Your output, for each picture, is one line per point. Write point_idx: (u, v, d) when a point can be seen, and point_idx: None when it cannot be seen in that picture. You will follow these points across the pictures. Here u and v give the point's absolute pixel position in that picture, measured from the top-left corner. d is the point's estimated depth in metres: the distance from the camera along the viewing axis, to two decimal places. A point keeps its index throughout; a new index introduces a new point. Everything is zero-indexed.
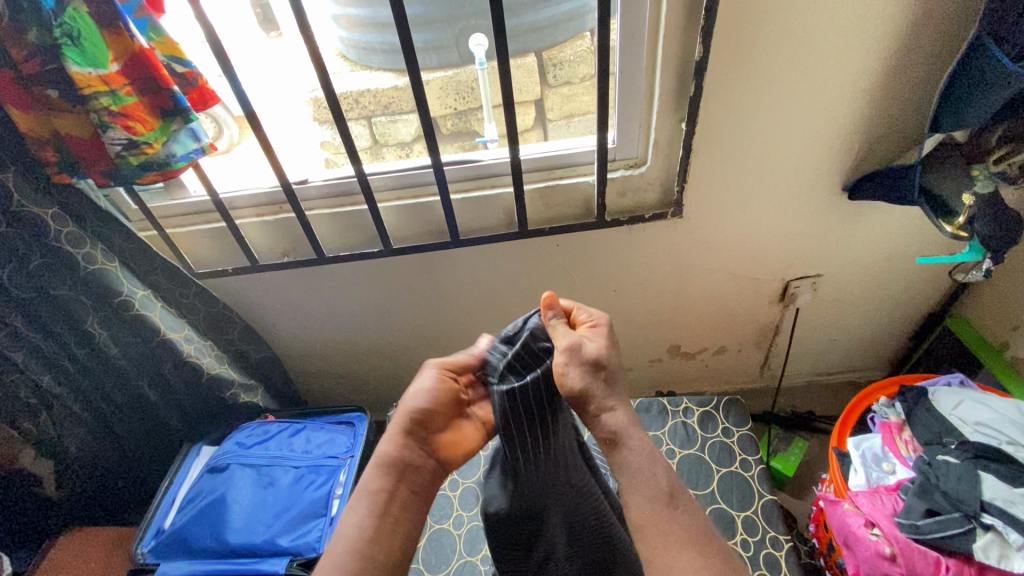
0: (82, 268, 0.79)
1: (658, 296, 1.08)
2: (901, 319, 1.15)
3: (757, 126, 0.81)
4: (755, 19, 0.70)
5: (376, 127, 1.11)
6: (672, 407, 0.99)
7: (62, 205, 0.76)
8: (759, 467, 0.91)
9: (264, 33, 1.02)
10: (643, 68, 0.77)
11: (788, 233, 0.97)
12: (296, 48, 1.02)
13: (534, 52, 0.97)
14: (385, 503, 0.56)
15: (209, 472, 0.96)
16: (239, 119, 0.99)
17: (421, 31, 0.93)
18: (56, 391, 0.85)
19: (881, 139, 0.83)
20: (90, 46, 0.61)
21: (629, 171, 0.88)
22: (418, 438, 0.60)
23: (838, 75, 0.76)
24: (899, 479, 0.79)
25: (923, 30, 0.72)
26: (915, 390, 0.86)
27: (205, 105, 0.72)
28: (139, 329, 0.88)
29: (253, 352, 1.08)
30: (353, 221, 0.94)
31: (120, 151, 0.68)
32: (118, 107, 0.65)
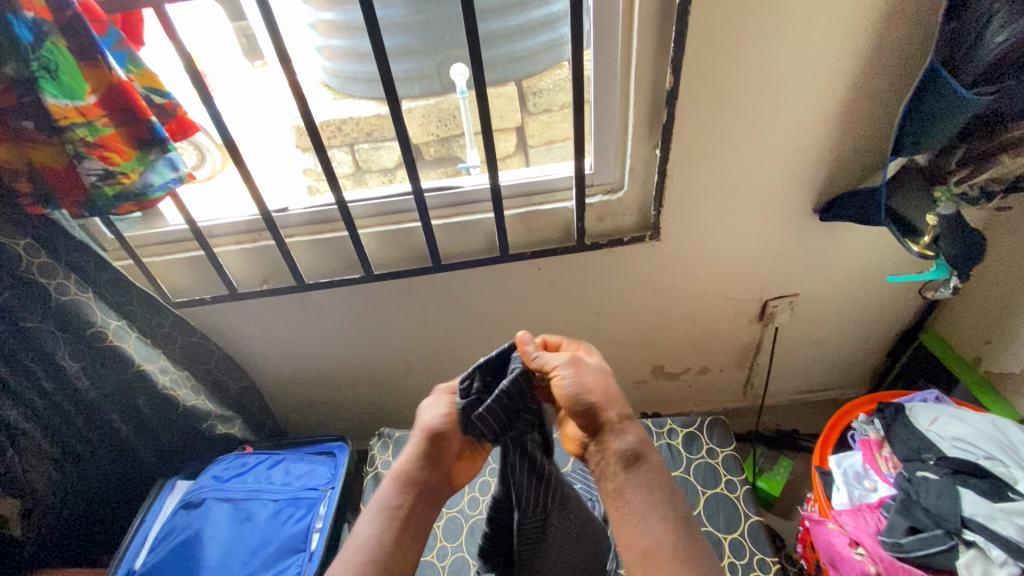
0: (53, 299, 0.77)
1: (640, 318, 1.09)
2: (878, 336, 1.17)
3: (729, 150, 0.83)
4: (722, 50, 0.73)
5: (358, 154, 1.13)
6: (656, 428, 0.99)
7: (37, 237, 0.75)
8: (745, 488, 0.91)
9: (248, 61, 1.05)
10: (618, 97, 0.79)
11: (763, 254, 0.99)
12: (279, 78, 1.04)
13: (514, 81, 0.99)
14: (400, 528, 0.58)
15: (183, 508, 0.93)
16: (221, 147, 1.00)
17: (403, 60, 0.94)
18: (24, 427, 0.81)
19: (849, 162, 0.86)
20: (66, 79, 0.61)
21: (607, 196, 0.90)
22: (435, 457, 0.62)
23: (803, 103, 0.79)
24: (881, 496, 0.78)
25: (880, 58, 0.75)
26: (892, 406, 0.87)
27: (184, 135, 0.72)
28: (113, 360, 0.86)
29: (231, 383, 1.06)
30: (334, 248, 0.94)
31: (96, 181, 0.68)
32: (95, 137, 0.65)
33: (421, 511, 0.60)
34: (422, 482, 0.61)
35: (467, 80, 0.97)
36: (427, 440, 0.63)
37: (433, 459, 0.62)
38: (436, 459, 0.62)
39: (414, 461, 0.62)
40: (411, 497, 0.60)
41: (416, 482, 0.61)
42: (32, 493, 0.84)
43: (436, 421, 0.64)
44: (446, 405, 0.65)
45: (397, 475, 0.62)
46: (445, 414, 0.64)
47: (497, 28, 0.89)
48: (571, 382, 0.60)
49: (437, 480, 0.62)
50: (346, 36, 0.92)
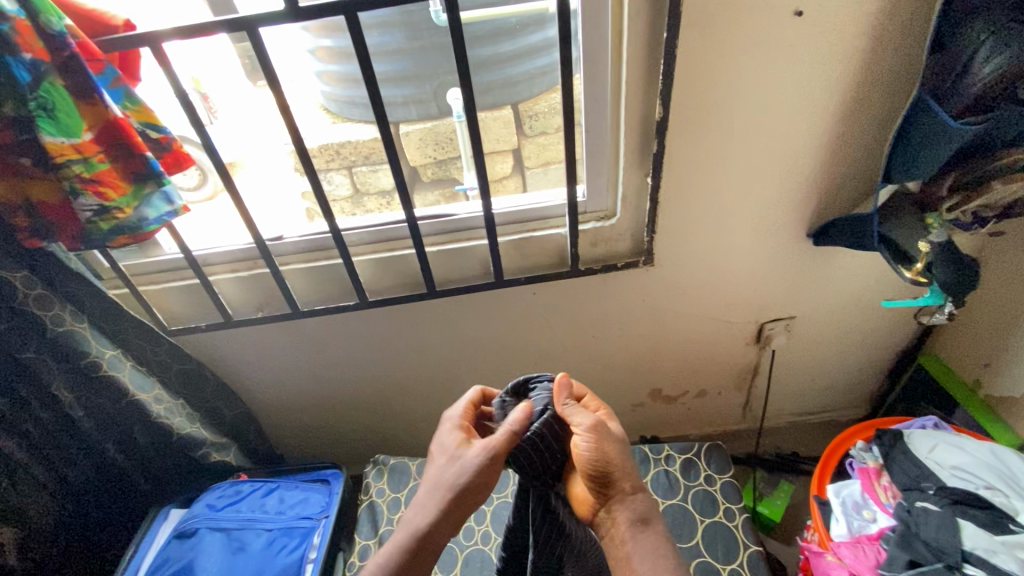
0: (48, 331, 0.77)
1: (636, 342, 1.09)
2: (876, 357, 1.16)
3: (720, 177, 0.84)
4: (710, 82, 0.74)
5: (357, 176, 1.14)
6: (654, 454, 0.99)
7: (33, 268, 0.76)
8: (743, 516, 0.89)
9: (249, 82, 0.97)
10: (609, 126, 0.80)
11: (757, 278, 0.99)
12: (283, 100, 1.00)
13: (511, 105, 1.00)
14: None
15: (177, 538, 0.92)
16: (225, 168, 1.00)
17: (399, 86, 0.94)
18: (20, 457, 0.81)
19: (840, 188, 0.87)
20: (64, 116, 0.62)
21: (600, 223, 0.90)
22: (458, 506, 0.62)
23: (793, 131, 0.80)
24: (881, 527, 0.77)
25: (868, 88, 0.76)
26: (891, 433, 0.86)
27: (179, 168, 0.73)
28: (107, 389, 0.86)
29: (227, 409, 1.06)
30: (328, 275, 0.94)
31: (91, 216, 0.68)
32: (91, 174, 0.65)
33: (421, 573, 0.61)
34: (427, 541, 0.61)
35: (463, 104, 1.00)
36: (450, 494, 0.62)
37: (448, 520, 0.62)
38: (451, 518, 0.62)
39: (431, 514, 0.62)
40: (417, 560, 0.61)
41: (424, 541, 0.61)
42: (27, 524, 0.84)
43: (464, 476, 0.62)
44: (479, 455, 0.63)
45: (412, 525, 0.62)
46: (472, 470, 0.62)
47: (494, 53, 0.90)
48: (589, 449, 0.62)
49: (441, 542, 0.62)
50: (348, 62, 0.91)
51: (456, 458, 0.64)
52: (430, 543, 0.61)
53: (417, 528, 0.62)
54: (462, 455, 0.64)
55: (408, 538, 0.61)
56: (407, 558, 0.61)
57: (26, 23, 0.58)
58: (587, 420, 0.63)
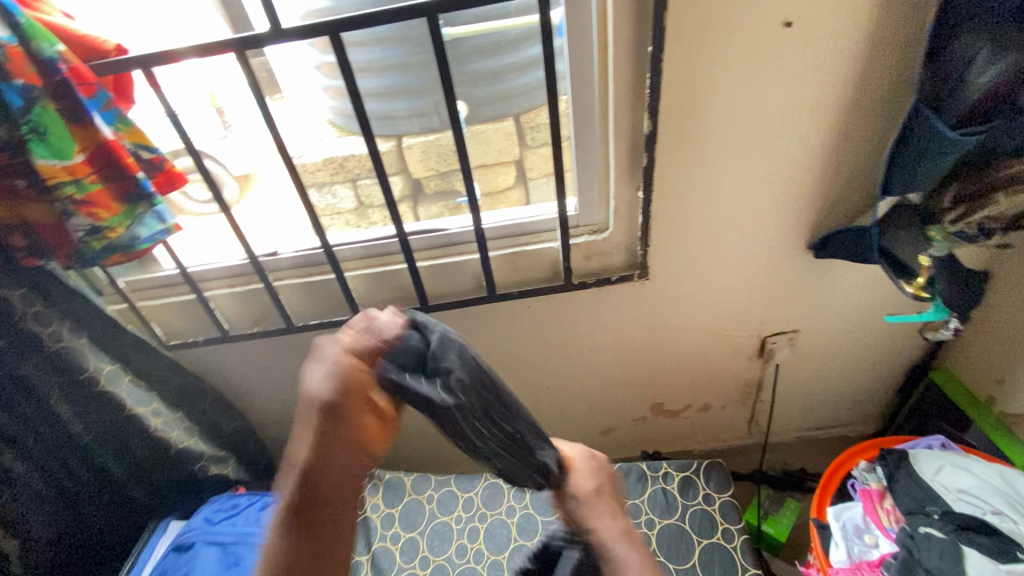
0: (48, 347, 0.79)
1: (635, 355, 1.07)
2: (887, 371, 1.12)
3: (712, 189, 0.82)
4: (698, 94, 0.73)
5: (360, 189, 1.11)
6: (651, 472, 0.96)
7: (32, 285, 0.77)
8: (742, 537, 0.87)
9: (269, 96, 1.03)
10: (598, 140, 0.79)
11: (757, 291, 0.97)
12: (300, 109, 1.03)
13: (512, 116, 0.99)
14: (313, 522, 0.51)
15: (174, 551, 0.93)
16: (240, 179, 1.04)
17: (401, 99, 0.94)
18: (19, 471, 0.82)
19: (838, 200, 0.85)
20: (55, 139, 0.63)
21: (592, 236, 0.89)
22: (328, 435, 0.49)
23: (788, 143, 0.78)
24: (882, 554, 0.74)
25: (862, 98, 0.74)
26: (896, 453, 0.82)
27: (171, 187, 0.75)
28: (105, 404, 0.88)
29: (225, 423, 1.07)
30: (322, 290, 0.95)
31: (83, 236, 0.70)
32: (83, 195, 0.67)
33: (328, 488, 0.50)
34: (315, 468, 0.50)
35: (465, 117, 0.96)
36: (319, 414, 0.49)
37: (325, 438, 0.49)
38: (327, 435, 0.49)
39: (308, 438, 0.50)
40: (311, 483, 0.50)
41: (308, 473, 0.50)
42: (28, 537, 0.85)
43: (323, 388, 0.49)
44: (332, 372, 0.50)
45: (294, 457, 0.51)
46: (327, 384, 0.49)
47: (494, 66, 0.89)
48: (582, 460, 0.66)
49: (333, 459, 0.50)
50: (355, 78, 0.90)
51: (311, 378, 0.51)
52: (317, 464, 0.49)
53: (297, 460, 0.50)
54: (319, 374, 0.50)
55: (296, 470, 0.50)
56: (302, 487, 0.50)
57: (18, 49, 0.60)
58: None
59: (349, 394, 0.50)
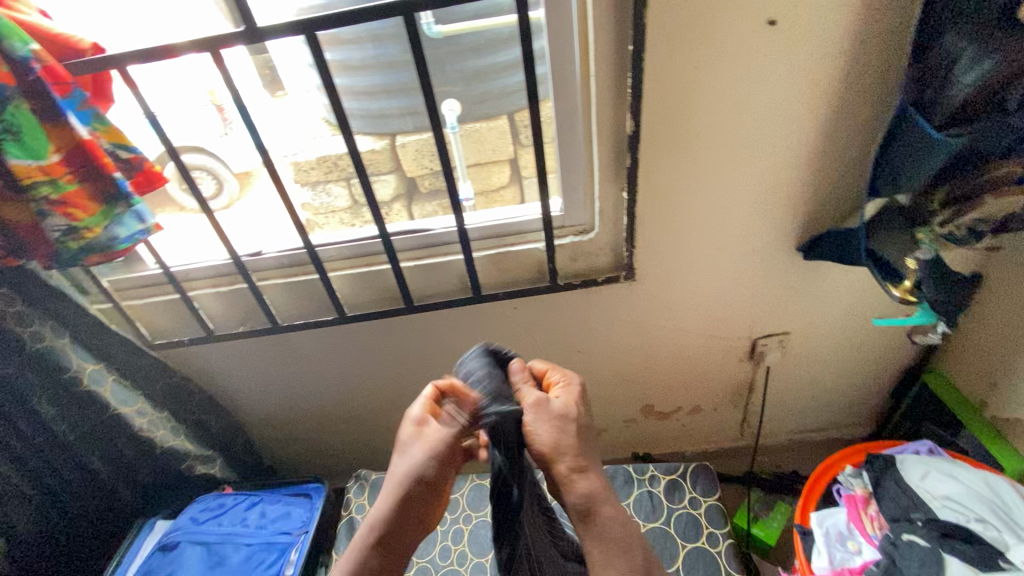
0: (29, 346, 0.80)
1: (624, 356, 1.06)
2: (880, 373, 1.11)
3: (697, 190, 0.81)
4: (680, 94, 0.71)
5: (354, 188, 1.11)
6: (638, 474, 0.95)
7: (13, 285, 0.77)
8: (727, 542, 0.86)
9: (269, 92, 1.00)
10: (582, 140, 0.78)
11: (745, 292, 0.96)
12: (299, 110, 1.02)
13: (506, 113, 0.98)
14: None
15: (160, 550, 0.94)
16: (239, 176, 1.07)
17: (391, 97, 0.92)
18: (2, 471, 0.82)
19: (827, 202, 0.83)
20: (30, 139, 0.63)
21: (578, 237, 0.88)
22: (413, 507, 0.56)
23: (775, 144, 0.77)
24: (865, 561, 0.73)
25: (848, 99, 0.73)
26: (882, 459, 0.82)
27: (151, 187, 0.74)
28: (89, 403, 0.88)
29: (212, 422, 1.07)
30: (307, 290, 0.94)
31: (60, 236, 0.69)
32: (58, 195, 0.67)
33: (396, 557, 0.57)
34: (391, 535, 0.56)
35: (458, 116, 0.97)
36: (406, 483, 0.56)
37: (407, 510, 0.56)
38: (410, 509, 0.56)
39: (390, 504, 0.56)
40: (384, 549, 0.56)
41: (382, 539, 0.56)
42: (12, 537, 0.85)
43: (421, 463, 0.56)
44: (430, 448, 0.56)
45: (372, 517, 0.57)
46: (422, 458, 0.56)
47: (481, 64, 0.88)
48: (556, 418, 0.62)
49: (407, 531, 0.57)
50: (346, 75, 0.90)
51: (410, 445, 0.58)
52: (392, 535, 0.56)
53: (375, 523, 0.56)
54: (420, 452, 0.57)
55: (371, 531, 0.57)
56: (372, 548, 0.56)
57: None
58: (546, 438, 0.54)
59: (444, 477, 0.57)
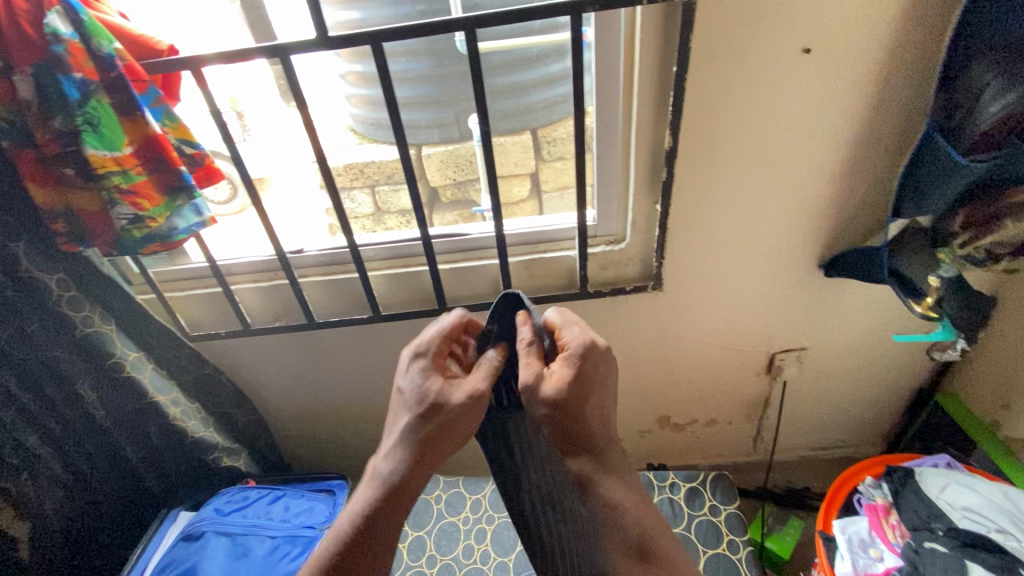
0: (78, 330, 0.82)
1: (645, 367, 1.09)
2: (893, 392, 1.14)
3: (727, 206, 0.85)
4: (718, 114, 0.76)
5: (379, 196, 1.15)
6: (658, 481, 0.98)
7: (68, 270, 0.80)
8: (747, 548, 0.88)
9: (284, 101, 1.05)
10: (619, 153, 0.83)
11: (767, 307, 0.99)
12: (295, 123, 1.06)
13: (530, 129, 1.01)
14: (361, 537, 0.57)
15: (183, 540, 0.94)
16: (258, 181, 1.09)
17: (424, 110, 0.97)
18: (40, 451, 0.84)
19: (851, 222, 0.87)
20: (107, 131, 0.67)
21: (609, 247, 0.92)
22: (417, 439, 0.58)
23: (803, 164, 0.81)
24: (887, 567, 0.78)
25: (875, 126, 0.77)
26: (902, 471, 0.88)
27: (210, 182, 0.78)
28: (128, 389, 0.90)
29: (240, 416, 1.09)
30: (344, 289, 0.98)
31: (126, 224, 0.73)
32: (129, 184, 0.71)
33: (376, 545, 0.57)
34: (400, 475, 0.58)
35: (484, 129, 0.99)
36: (413, 420, 0.59)
37: (412, 445, 0.59)
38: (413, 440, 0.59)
39: (395, 474, 0.58)
40: (388, 496, 0.58)
41: (372, 521, 0.57)
42: (42, 518, 0.86)
43: (415, 395, 0.60)
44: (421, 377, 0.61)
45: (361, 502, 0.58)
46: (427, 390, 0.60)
47: (515, 82, 0.92)
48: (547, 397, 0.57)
49: (399, 519, 0.58)
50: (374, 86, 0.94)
51: (405, 390, 0.61)
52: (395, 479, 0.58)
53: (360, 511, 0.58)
54: (405, 413, 0.60)
55: (376, 495, 0.58)
56: (367, 525, 0.57)
57: (79, 45, 0.64)
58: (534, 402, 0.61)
59: (427, 473, 0.60)
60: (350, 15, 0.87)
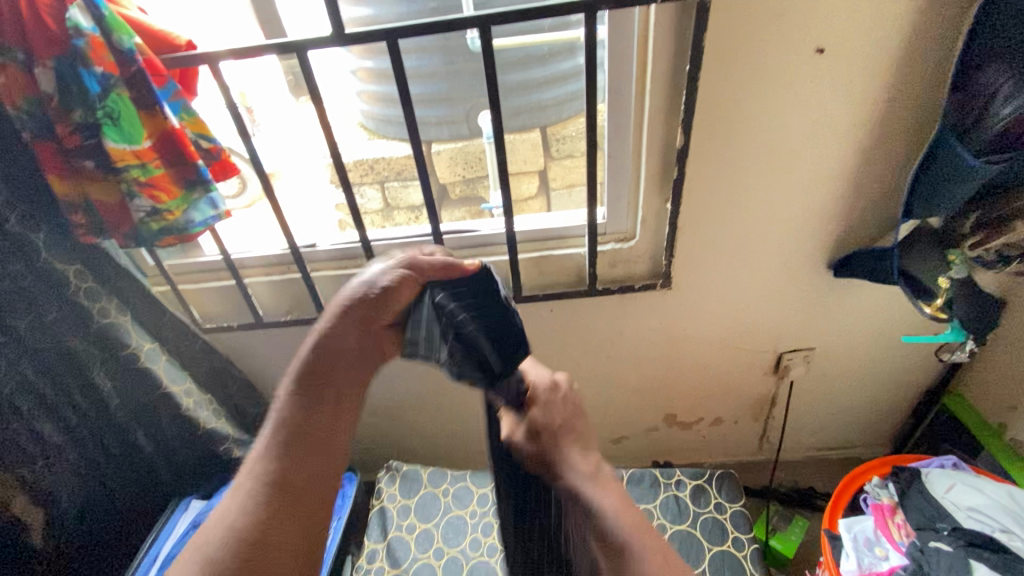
0: (94, 321, 0.83)
1: (651, 365, 1.09)
2: (900, 394, 1.14)
3: (737, 205, 0.85)
4: (731, 113, 0.76)
5: (388, 192, 1.16)
6: (664, 478, 0.98)
7: (84, 261, 0.82)
8: (752, 546, 0.88)
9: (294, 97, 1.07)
10: (630, 152, 0.83)
11: (775, 307, 0.99)
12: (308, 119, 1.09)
13: (539, 127, 1.02)
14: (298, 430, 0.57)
15: (195, 528, 0.95)
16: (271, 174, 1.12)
17: (434, 107, 0.98)
18: (55, 439, 0.85)
19: (861, 222, 0.87)
20: (126, 125, 0.68)
21: (619, 244, 0.92)
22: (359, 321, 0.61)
23: (814, 164, 0.81)
24: (892, 565, 0.79)
25: (888, 126, 0.77)
26: (909, 471, 0.89)
27: (225, 176, 0.79)
28: (142, 379, 0.91)
29: (251, 408, 1.10)
30: (355, 283, 0.99)
31: (144, 217, 0.75)
32: (147, 178, 0.72)
33: (311, 424, 0.57)
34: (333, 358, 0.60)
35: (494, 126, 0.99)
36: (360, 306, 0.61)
37: (359, 324, 0.61)
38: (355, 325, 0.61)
39: (330, 339, 0.60)
40: (321, 374, 0.59)
41: (299, 412, 0.58)
42: (57, 504, 0.87)
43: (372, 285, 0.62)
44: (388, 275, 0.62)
45: (286, 393, 0.59)
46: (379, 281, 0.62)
47: (526, 79, 0.93)
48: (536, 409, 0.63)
49: (332, 399, 0.59)
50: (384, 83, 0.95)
51: (346, 288, 0.63)
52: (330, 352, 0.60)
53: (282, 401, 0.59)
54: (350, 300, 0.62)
55: (297, 384, 0.59)
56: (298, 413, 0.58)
57: (99, 39, 0.65)
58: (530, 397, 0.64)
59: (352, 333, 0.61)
60: (362, 11, 0.88)
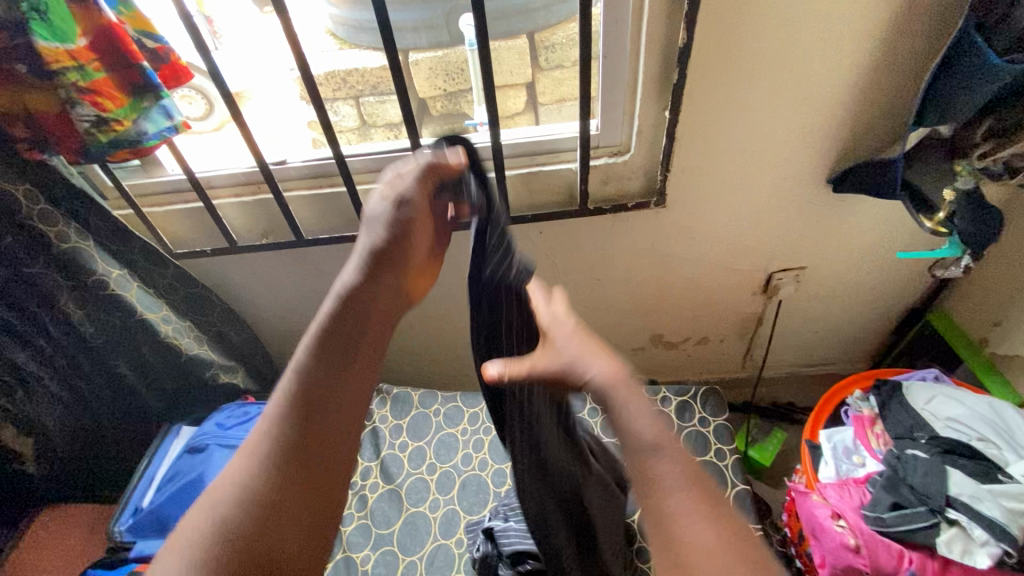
0: (55, 247, 0.78)
1: (642, 286, 1.08)
2: (886, 312, 1.15)
3: (740, 113, 0.80)
4: (741, 3, 0.68)
5: (364, 107, 1.06)
6: (650, 395, 1.00)
7: (34, 183, 0.75)
8: (734, 457, 0.92)
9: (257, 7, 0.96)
10: (627, 54, 0.76)
11: (770, 226, 0.97)
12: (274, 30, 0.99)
13: (527, 31, 0.93)
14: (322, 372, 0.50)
15: (188, 452, 0.94)
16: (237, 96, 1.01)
17: (409, 10, 0.94)
18: (33, 369, 0.84)
19: (868, 132, 0.83)
20: (59, 24, 0.60)
21: (612, 159, 0.87)
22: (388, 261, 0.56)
23: (825, 66, 0.75)
24: (867, 471, 0.84)
25: (908, 19, 0.70)
26: (889, 385, 0.91)
27: (177, 82, 0.72)
28: (114, 308, 0.87)
29: (233, 333, 1.07)
30: (333, 204, 0.93)
31: (89, 127, 0.68)
32: (87, 82, 0.64)
33: (329, 413, 0.49)
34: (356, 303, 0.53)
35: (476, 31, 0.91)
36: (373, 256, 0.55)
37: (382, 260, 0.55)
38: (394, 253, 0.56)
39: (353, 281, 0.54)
40: (347, 322, 0.52)
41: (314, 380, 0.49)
42: (45, 432, 0.89)
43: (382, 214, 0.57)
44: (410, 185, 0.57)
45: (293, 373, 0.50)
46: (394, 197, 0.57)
47: None
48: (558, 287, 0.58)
49: (351, 376, 0.51)
50: None
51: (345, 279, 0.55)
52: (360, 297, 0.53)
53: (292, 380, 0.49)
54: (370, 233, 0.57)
55: (313, 343, 0.51)
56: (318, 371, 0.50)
57: None
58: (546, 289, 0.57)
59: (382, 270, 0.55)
60: None
